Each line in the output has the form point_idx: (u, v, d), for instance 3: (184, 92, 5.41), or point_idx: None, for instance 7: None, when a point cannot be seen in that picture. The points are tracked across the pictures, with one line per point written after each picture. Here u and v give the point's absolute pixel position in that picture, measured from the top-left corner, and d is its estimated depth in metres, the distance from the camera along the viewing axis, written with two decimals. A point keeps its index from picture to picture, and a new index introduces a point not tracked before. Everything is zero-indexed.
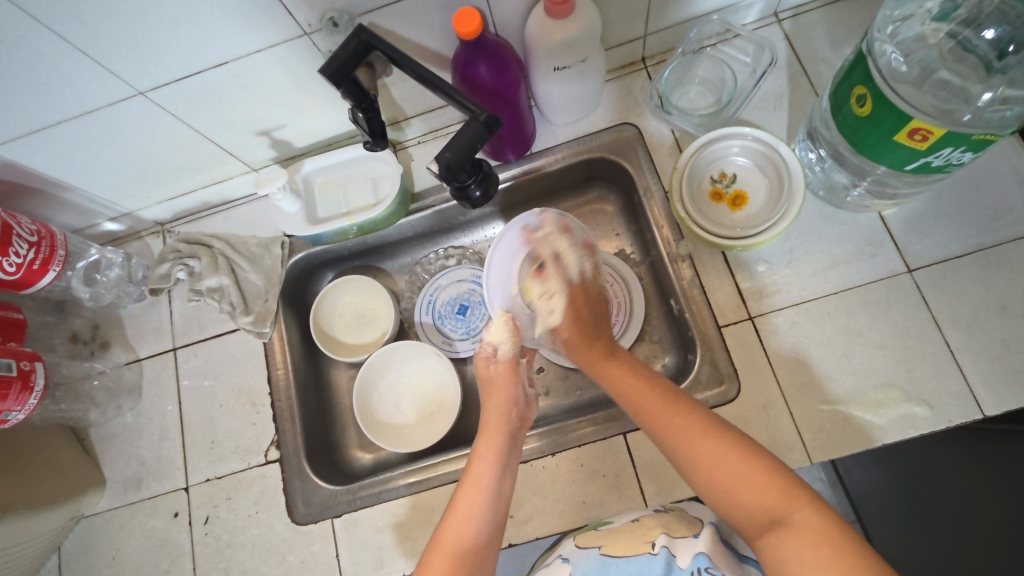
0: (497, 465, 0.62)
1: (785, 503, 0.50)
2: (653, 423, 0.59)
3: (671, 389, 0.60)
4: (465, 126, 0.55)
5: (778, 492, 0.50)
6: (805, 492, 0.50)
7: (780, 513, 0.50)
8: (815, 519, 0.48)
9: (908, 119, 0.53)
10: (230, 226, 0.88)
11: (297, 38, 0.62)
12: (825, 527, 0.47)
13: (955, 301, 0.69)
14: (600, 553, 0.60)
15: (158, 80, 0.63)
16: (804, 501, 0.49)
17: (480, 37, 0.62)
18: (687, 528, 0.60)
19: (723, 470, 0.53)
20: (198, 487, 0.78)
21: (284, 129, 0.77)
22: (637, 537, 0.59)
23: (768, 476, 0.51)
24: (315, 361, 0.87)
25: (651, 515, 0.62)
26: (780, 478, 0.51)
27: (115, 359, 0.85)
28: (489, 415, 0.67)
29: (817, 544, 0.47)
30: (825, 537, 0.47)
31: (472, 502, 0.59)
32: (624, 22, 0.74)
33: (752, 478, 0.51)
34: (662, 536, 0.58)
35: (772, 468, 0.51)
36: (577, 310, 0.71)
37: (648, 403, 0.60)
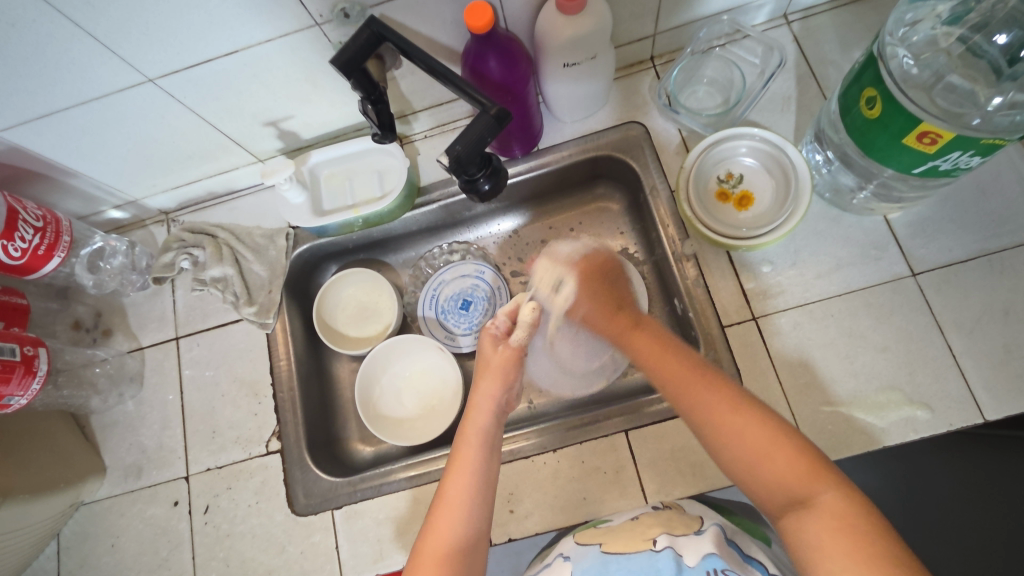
0: (484, 453, 0.62)
1: (810, 484, 0.49)
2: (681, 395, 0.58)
3: (699, 363, 0.60)
4: (476, 120, 0.55)
5: (803, 470, 0.50)
6: (828, 473, 0.49)
7: (803, 493, 0.49)
8: (839, 503, 0.47)
9: (917, 122, 0.53)
10: (234, 217, 0.88)
11: (308, 29, 0.62)
12: (848, 511, 0.47)
13: (958, 305, 0.69)
14: (601, 550, 0.59)
15: (168, 67, 0.63)
16: (827, 482, 0.49)
17: (491, 32, 0.62)
18: (688, 527, 0.59)
19: (750, 444, 0.52)
20: (198, 476, 0.78)
21: (291, 119, 0.77)
22: (637, 536, 0.59)
23: (792, 453, 0.51)
24: (317, 353, 0.87)
25: (651, 515, 0.63)
26: (805, 454, 0.51)
27: (117, 347, 0.84)
28: (479, 395, 0.67)
29: (839, 528, 0.46)
30: (849, 522, 0.46)
31: (460, 486, 0.59)
32: (634, 21, 0.74)
33: (778, 454, 0.51)
34: (663, 537, 0.58)
35: (797, 445, 0.51)
36: (591, 282, 0.70)
37: (676, 373, 0.59)
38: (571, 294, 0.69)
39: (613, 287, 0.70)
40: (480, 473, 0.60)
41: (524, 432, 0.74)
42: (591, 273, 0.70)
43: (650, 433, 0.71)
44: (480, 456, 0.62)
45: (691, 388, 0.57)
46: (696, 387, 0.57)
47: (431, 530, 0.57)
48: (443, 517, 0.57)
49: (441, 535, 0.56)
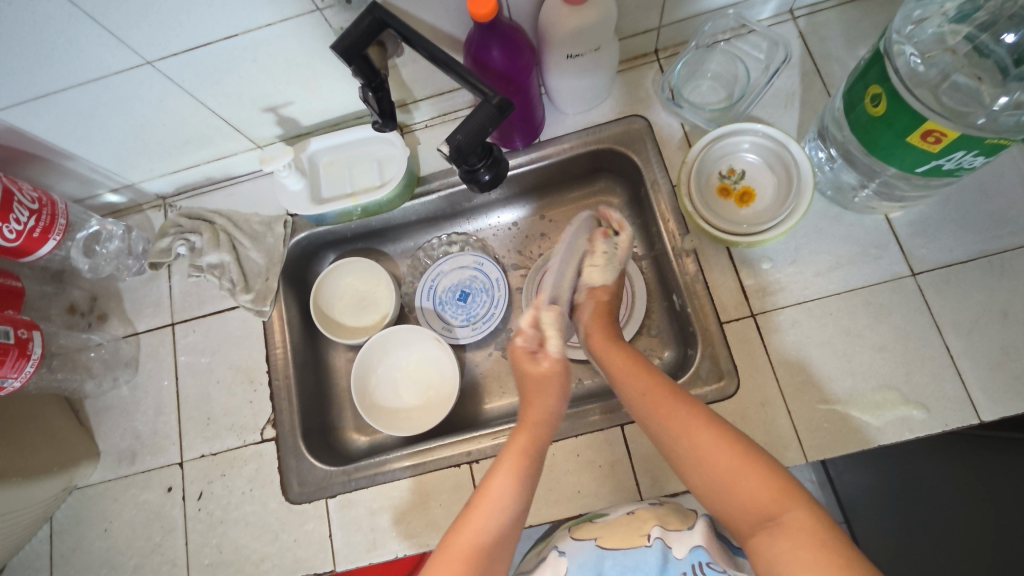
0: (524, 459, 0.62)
1: (779, 503, 0.51)
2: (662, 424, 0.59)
3: (670, 381, 0.62)
4: (478, 108, 0.54)
5: (772, 488, 0.52)
6: (796, 490, 0.51)
7: (773, 512, 0.51)
8: (806, 519, 0.49)
9: (922, 120, 0.53)
10: (232, 203, 0.87)
11: (309, 13, 0.61)
12: (815, 526, 0.49)
13: (958, 306, 0.69)
14: (597, 545, 0.60)
15: (167, 50, 0.62)
16: (795, 499, 0.51)
17: (495, 21, 0.62)
18: (682, 519, 0.60)
19: (725, 469, 0.54)
20: (192, 462, 0.78)
21: (291, 106, 0.76)
22: (633, 530, 0.59)
23: (762, 470, 0.53)
24: (313, 342, 0.87)
25: (647, 508, 0.62)
26: (773, 472, 0.52)
27: (112, 332, 0.84)
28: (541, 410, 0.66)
29: (810, 543, 0.48)
30: (818, 535, 0.48)
31: (498, 493, 0.59)
32: (638, 13, 0.74)
33: (751, 475, 0.53)
34: (657, 529, 0.58)
35: (765, 461, 0.53)
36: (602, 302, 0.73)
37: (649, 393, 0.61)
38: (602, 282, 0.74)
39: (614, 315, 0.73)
40: (510, 484, 0.60)
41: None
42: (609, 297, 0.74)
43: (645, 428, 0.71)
44: (518, 470, 0.61)
45: (666, 414, 0.59)
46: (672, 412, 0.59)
47: (454, 537, 0.57)
48: (469, 525, 0.58)
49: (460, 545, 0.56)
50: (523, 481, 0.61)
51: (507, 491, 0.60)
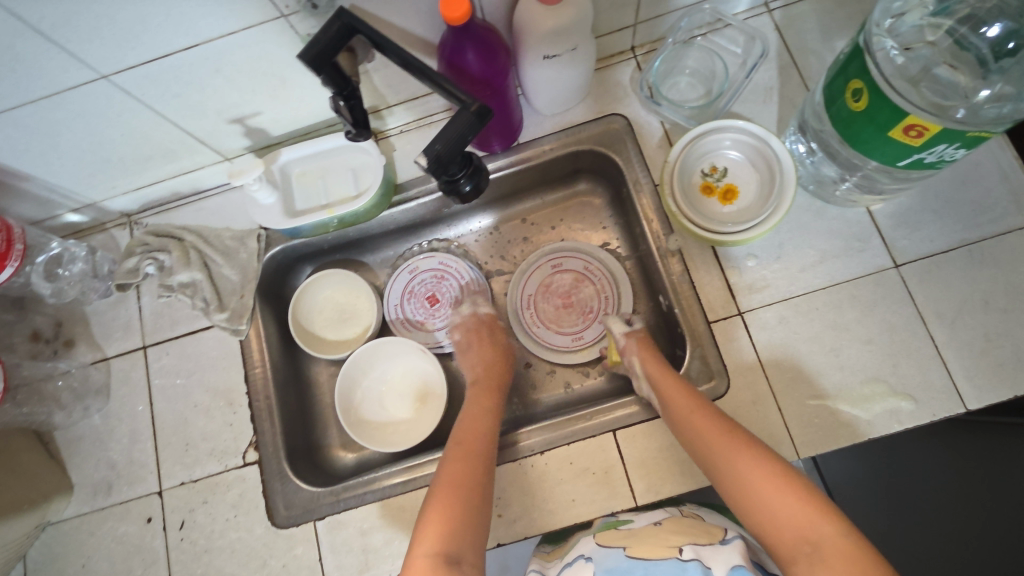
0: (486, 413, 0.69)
1: (815, 526, 0.50)
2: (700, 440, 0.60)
3: (717, 413, 0.61)
4: (455, 117, 0.51)
5: (808, 509, 0.51)
6: (839, 517, 0.50)
7: (810, 535, 0.50)
8: (844, 545, 0.48)
9: (904, 114, 0.52)
10: (202, 219, 0.84)
11: (273, 20, 0.58)
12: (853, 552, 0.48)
13: (940, 296, 0.70)
14: (625, 554, 0.58)
15: (123, 63, 0.59)
16: (834, 523, 0.50)
17: (468, 24, 0.60)
18: (713, 536, 0.59)
19: (762, 487, 0.54)
20: (173, 491, 0.75)
21: (258, 116, 0.73)
22: (661, 543, 0.59)
23: (799, 493, 0.52)
24: (294, 358, 0.84)
25: (673, 520, 0.62)
26: (810, 496, 0.52)
27: (80, 359, 0.80)
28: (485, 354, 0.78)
29: (848, 569, 0.46)
30: (856, 561, 0.47)
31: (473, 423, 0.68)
32: (614, 10, 0.72)
33: (790, 495, 0.52)
34: (690, 546, 0.56)
35: (805, 487, 0.53)
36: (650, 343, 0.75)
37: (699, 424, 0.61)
38: (625, 332, 0.75)
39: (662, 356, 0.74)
40: (488, 423, 0.68)
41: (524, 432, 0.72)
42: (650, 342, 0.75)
43: (638, 432, 0.70)
44: (490, 408, 0.70)
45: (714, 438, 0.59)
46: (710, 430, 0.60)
47: (447, 464, 0.62)
48: (457, 455, 0.63)
49: (458, 470, 0.61)
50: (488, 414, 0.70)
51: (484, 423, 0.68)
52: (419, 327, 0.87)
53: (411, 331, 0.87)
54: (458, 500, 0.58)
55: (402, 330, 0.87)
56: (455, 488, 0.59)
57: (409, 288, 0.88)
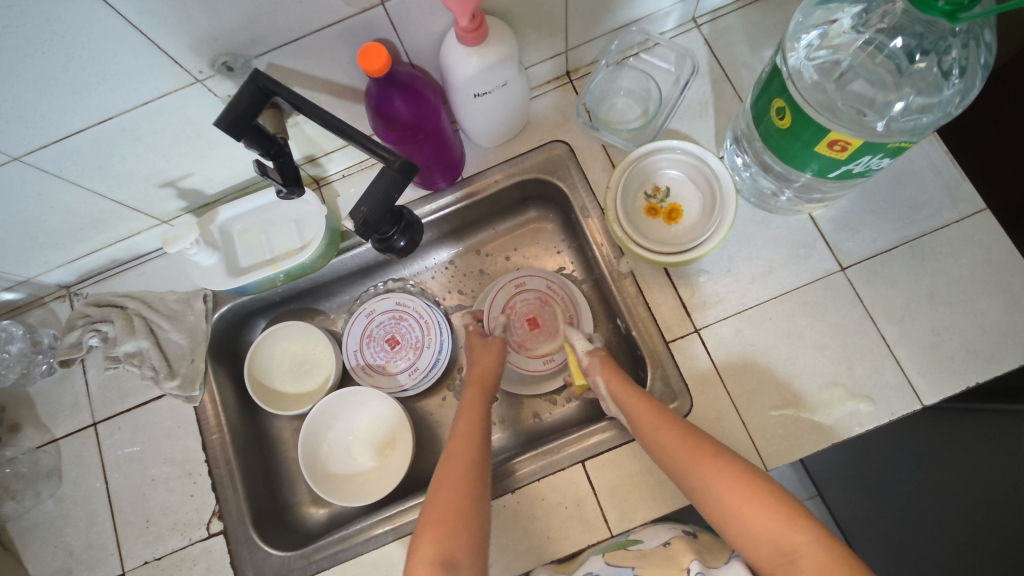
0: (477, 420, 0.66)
1: (788, 534, 0.50)
2: (667, 456, 0.59)
3: (686, 425, 0.60)
4: (379, 176, 0.50)
5: (778, 518, 0.51)
6: (807, 523, 0.51)
7: (784, 546, 0.50)
8: (817, 551, 0.49)
9: (826, 131, 0.53)
10: (145, 283, 0.81)
11: (189, 86, 0.57)
12: (825, 557, 0.48)
13: (887, 294, 0.71)
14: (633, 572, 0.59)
15: (34, 143, 0.56)
16: (805, 530, 0.50)
17: (392, 73, 0.59)
18: (717, 558, 0.60)
19: (733, 501, 0.53)
20: (136, 572, 0.72)
21: (190, 177, 0.71)
22: (671, 564, 0.59)
23: (767, 501, 0.52)
24: (254, 418, 0.82)
25: (682, 540, 0.62)
26: (779, 503, 0.52)
27: (28, 442, 0.77)
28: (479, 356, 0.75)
29: None
30: (831, 569, 0.47)
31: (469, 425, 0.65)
32: (542, 40, 0.72)
33: (759, 506, 0.52)
34: (696, 562, 0.57)
35: (774, 494, 0.53)
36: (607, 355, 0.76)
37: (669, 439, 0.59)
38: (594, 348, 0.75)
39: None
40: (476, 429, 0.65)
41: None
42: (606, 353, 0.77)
43: (607, 460, 0.70)
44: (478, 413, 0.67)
45: (686, 453, 0.57)
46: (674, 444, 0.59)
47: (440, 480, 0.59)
48: (456, 451, 0.62)
49: (452, 480, 0.59)
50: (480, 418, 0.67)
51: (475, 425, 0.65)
52: (381, 371, 0.84)
53: (373, 376, 0.84)
54: (455, 509, 0.56)
55: (364, 376, 0.84)
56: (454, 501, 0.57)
57: (368, 332, 0.86)
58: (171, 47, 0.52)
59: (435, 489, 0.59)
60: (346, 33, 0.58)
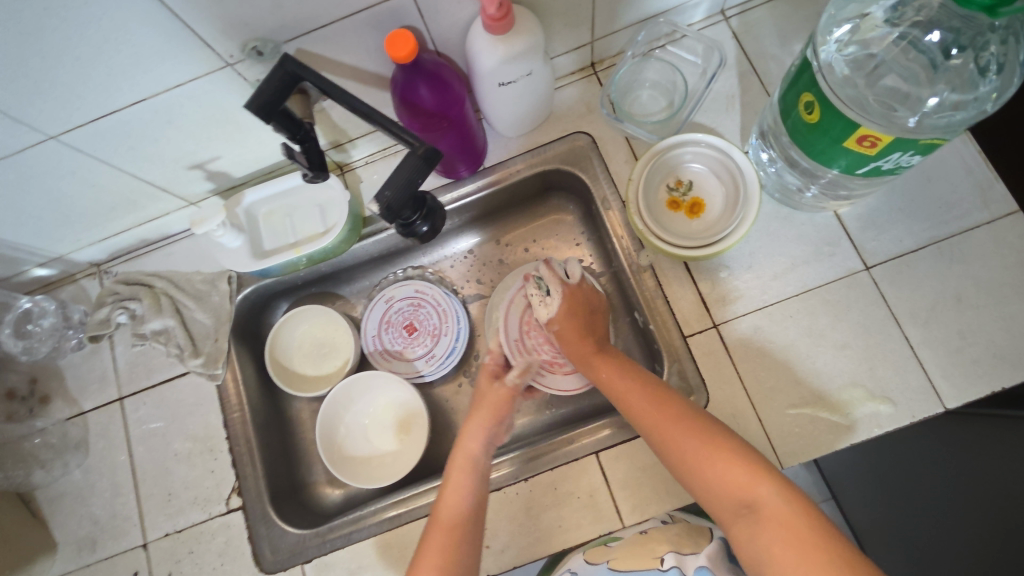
0: (475, 466, 0.66)
1: (752, 490, 0.51)
2: (638, 422, 0.60)
3: (658, 388, 0.61)
4: (403, 162, 0.51)
5: (742, 472, 0.52)
6: (770, 475, 0.51)
7: (749, 500, 0.50)
8: (780, 506, 0.49)
9: (856, 127, 0.52)
10: (172, 263, 0.83)
11: (220, 70, 0.58)
12: (787, 511, 0.48)
13: (913, 295, 0.70)
14: (608, 567, 0.60)
15: (70, 123, 0.58)
16: (769, 483, 0.50)
17: (417, 61, 0.59)
18: (695, 543, 0.61)
19: (701, 463, 0.54)
20: (157, 543, 0.74)
21: (218, 160, 0.72)
22: (646, 553, 0.60)
23: (732, 458, 0.53)
24: (274, 398, 0.84)
25: (659, 530, 0.63)
26: (745, 459, 0.53)
27: (57, 414, 0.79)
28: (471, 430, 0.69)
29: (783, 535, 0.47)
30: (793, 522, 0.48)
31: (452, 506, 0.62)
32: (569, 30, 0.72)
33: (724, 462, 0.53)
34: (671, 554, 0.58)
35: (741, 453, 0.53)
36: (573, 307, 0.70)
37: (639, 410, 0.60)
38: (553, 311, 0.70)
39: (590, 318, 0.70)
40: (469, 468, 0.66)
41: (495, 464, 0.73)
42: (577, 297, 0.71)
43: (621, 452, 0.70)
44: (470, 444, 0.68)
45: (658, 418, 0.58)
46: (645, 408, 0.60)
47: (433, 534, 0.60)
48: (435, 541, 0.60)
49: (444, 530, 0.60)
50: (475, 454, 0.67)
51: (461, 505, 0.62)
52: (398, 357, 0.85)
53: (390, 361, 0.85)
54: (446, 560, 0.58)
55: (381, 361, 0.85)
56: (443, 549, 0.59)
57: (387, 318, 0.87)
58: (204, 30, 0.53)
59: (426, 539, 0.61)
60: (374, 20, 0.58)
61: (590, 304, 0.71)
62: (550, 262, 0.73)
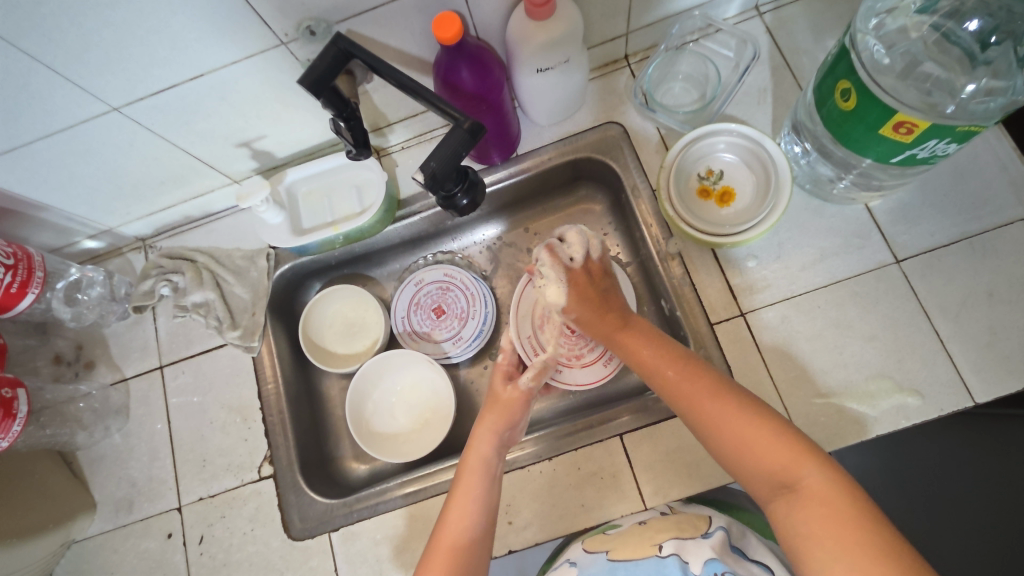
0: (487, 469, 0.64)
1: (794, 470, 0.51)
2: (670, 395, 0.60)
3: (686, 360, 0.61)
4: (449, 135, 0.54)
5: (783, 453, 0.52)
6: (812, 453, 0.52)
7: (790, 478, 0.51)
8: (822, 483, 0.50)
9: (893, 112, 0.53)
10: (213, 240, 0.86)
11: (274, 48, 0.61)
12: (832, 492, 0.49)
13: (943, 290, 0.70)
14: (608, 557, 0.61)
15: (132, 96, 0.61)
16: (811, 463, 0.51)
17: (462, 43, 0.61)
18: (697, 529, 0.61)
19: (740, 439, 0.54)
20: (191, 506, 0.77)
21: (264, 139, 0.75)
22: (645, 541, 0.62)
23: (769, 437, 0.53)
24: (306, 374, 0.86)
25: (659, 518, 0.64)
26: (785, 439, 0.53)
27: (100, 380, 0.83)
28: (482, 432, 0.67)
29: (826, 515, 0.48)
30: (836, 505, 0.48)
31: (458, 529, 0.59)
32: (605, 21, 0.74)
33: (766, 441, 0.53)
34: (670, 541, 0.60)
35: (779, 432, 0.53)
36: (582, 290, 0.68)
37: (670, 382, 0.60)
38: (562, 297, 0.68)
39: (603, 294, 0.68)
40: (478, 466, 0.64)
41: (518, 443, 0.74)
42: (586, 283, 0.68)
43: (645, 435, 0.71)
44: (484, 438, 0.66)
45: (691, 393, 0.58)
46: (679, 383, 0.59)
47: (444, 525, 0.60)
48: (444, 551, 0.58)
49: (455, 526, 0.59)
50: (488, 452, 0.65)
51: (467, 530, 0.59)
52: (426, 338, 0.87)
53: (418, 342, 0.87)
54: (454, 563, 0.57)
55: (409, 341, 0.87)
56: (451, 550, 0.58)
57: (416, 300, 0.88)
58: (263, 9, 0.56)
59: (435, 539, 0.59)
60: (421, 4, 0.61)
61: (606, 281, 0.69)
62: (560, 241, 0.69)
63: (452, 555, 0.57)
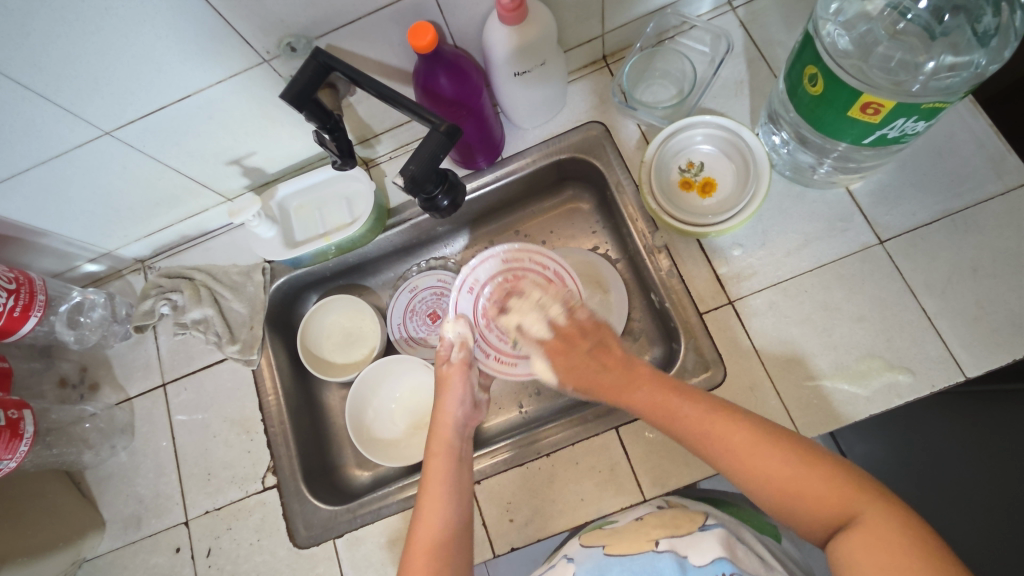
0: (451, 456, 0.65)
1: (848, 505, 0.48)
2: (695, 440, 0.56)
3: (711, 399, 0.58)
4: (427, 138, 0.56)
5: (833, 488, 0.49)
6: (862, 488, 0.48)
7: (844, 516, 0.47)
8: (878, 518, 0.46)
9: (859, 94, 0.54)
10: (210, 258, 0.88)
11: (257, 66, 0.63)
12: (890, 524, 0.45)
13: (928, 268, 0.70)
14: (603, 553, 0.62)
15: (122, 119, 0.63)
16: (862, 496, 0.47)
17: (438, 51, 0.63)
18: (692, 525, 0.63)
19: (778, 481, 0.51)
20: (198, 520, 0.78)
21: (254, 156, 0.77)
22: (641, 536, 0.62)
23: (812, 473, 0.50)
24: (305, 384, 0.87)
25: (655, 514, 0.65)
26: (830, 473, 0.49)
27: (105, 400, 0.84)
28: (441, 408, 0.69)
29: (888, 549, 0.44)
30: (896, 539, 0.44)
31: (432, 527, 0.59)
32: (580, 24, 0.76)
33: (808, 482, 0.49)
34: (666, 538, 0.60)
35: (816, 460, 0.50)
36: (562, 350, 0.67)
37: (696, 426, 0.56)
38: (548, 370, 0.67)
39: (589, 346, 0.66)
40: (442, 454, 0.65)
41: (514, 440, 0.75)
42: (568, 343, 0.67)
43: (640, 427, 0.71)
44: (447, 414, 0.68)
45: (718, 436, 0.55)
46: (708, 427, 0.56)
47: (421, 524, 0.59)
48: (421, 557, 0.57)
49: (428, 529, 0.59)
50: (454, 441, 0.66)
51: (439, 522, 0.59)
52: (423, 343, 0.88)
53: (415, 347, 0.88)
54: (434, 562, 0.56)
55: (406, 347, 0.88)
56: (428, 550, 0.57)
57: (411, 307, 0.90)
58: (244, 29, 0.58)
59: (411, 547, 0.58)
60: (396, 16, 0.63)
61: (590, 331, 0.67)
62: (522, 324, 0.70)
63: (430, 554, 0.57)
